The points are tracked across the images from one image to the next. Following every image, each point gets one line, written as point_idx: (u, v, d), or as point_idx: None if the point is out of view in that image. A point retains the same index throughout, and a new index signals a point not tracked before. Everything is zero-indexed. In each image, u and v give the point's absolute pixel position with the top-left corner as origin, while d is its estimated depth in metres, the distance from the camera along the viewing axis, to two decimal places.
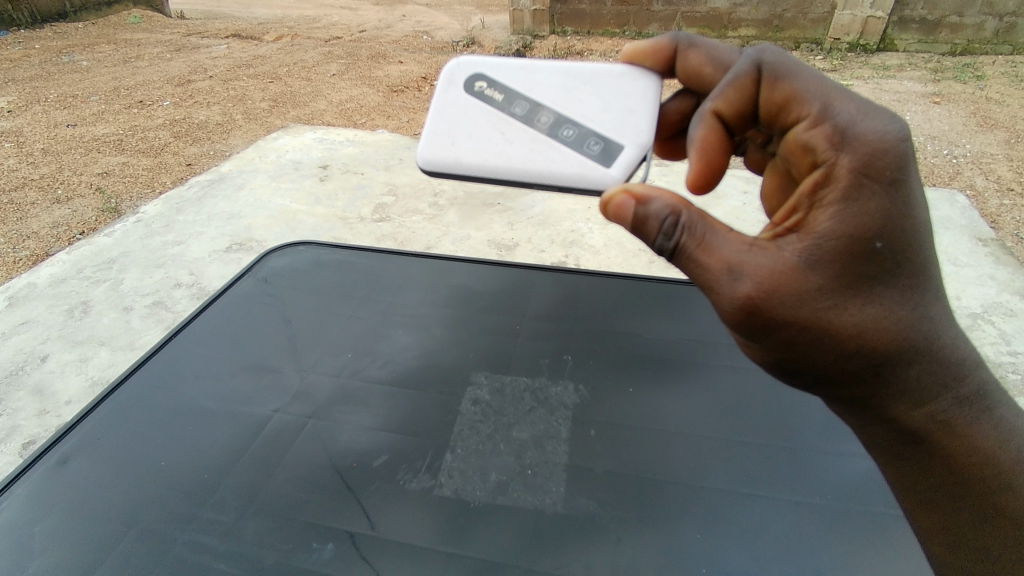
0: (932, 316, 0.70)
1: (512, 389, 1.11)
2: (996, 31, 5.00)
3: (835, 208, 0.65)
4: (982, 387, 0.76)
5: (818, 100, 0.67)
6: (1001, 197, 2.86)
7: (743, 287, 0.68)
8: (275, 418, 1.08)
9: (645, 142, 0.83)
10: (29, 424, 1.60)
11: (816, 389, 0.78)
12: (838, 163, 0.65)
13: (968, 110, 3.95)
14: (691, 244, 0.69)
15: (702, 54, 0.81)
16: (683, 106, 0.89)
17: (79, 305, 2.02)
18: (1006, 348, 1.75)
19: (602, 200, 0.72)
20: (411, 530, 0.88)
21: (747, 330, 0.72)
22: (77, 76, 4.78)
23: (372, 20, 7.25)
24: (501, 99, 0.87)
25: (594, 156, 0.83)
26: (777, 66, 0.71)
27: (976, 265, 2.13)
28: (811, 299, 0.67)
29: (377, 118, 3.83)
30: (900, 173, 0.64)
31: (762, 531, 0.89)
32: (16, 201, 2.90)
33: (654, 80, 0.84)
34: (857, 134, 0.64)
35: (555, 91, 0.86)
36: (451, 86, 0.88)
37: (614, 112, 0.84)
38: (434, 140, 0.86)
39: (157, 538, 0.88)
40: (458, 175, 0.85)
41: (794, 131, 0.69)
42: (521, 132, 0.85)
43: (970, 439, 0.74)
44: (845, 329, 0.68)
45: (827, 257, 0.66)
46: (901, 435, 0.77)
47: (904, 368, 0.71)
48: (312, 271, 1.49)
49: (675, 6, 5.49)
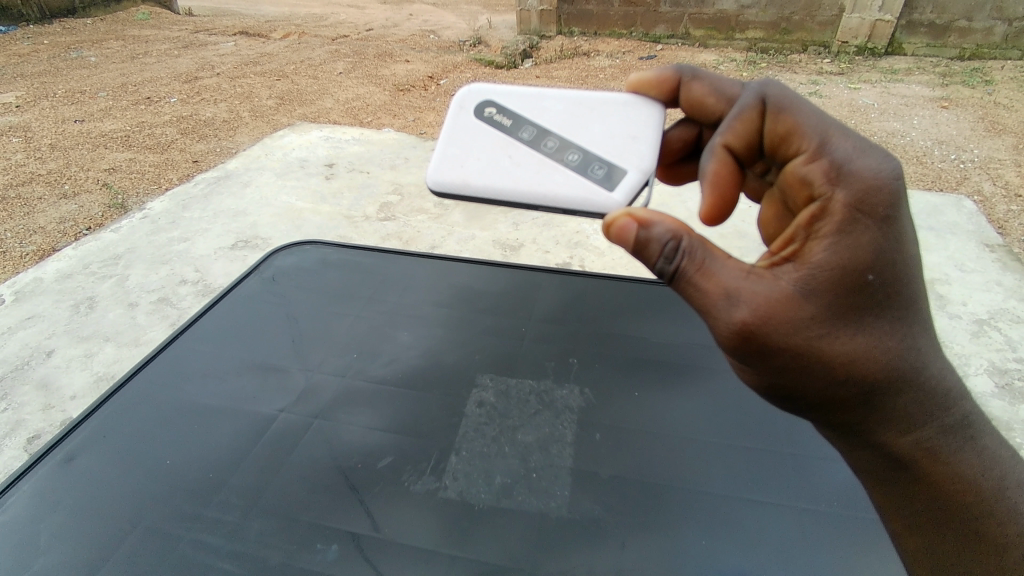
0: (919, 348, 0.71)
1: (517, 392, 1.10)
2: (1005, 36, 4.98)
3: (830, 241, 0.65)
4: (968, 416, 0.75)
5: (817, 134, 0.68)
6: (1009, 203, 2.84)
7: (739, 313, 0.67)
8: (281, 418, 1.08)
9: (647, 168, 0.83)
10: (34, 418, 1.61)
11: (804, 412, 0.78)
12: (833, 198, 0.65)
13: (977, 115, 3.94)
14: (691, 269, 0.68)
15: (705, 86, 0.80)
16: (685, 134, 0.89)
17: (85, 300, 2.03)
18: (1012, 356, 1.74)
19: (603, 222, 0.69)
20: (415, 533, 0.88)
21: (741, 353, 0.71)
22: (85, 72, 4.80)
23: (379, 18, 7.27)
24: (510, 126, 0.87)
25: (598, 180, 0.83)
26: (779, 101, 0.71)
27: (983, 271, 2.12)
28: (804, 326, 0.67)
29: (383, 116, 3.84)
30: (891, 211, 0.64)
31: (761, 539, 0.88)
32: (23, 195, 2.92)
33: (657, 108, 0.84)
34: (853, 171, 0.64)
35: (562, 118, 0.87)
36: (461, 111, 0.89)
37: (618, 138, 0.85)
38: (443, 162, 0.87)
39: (163, 536, 0.89)
40: (465, 197, 0.85)
41: (792, 164, 0.69)
42: (528, 156, 0.85)
43: (954, 467, 0.73)
44: (835, 357, 0.68)
45: (821, 288, 0.66)
46: (888, 460, 0.76)
47: (891, 396, 0.71)
48: (318, 270, 1.50)
49: (682, 7, 5.49)
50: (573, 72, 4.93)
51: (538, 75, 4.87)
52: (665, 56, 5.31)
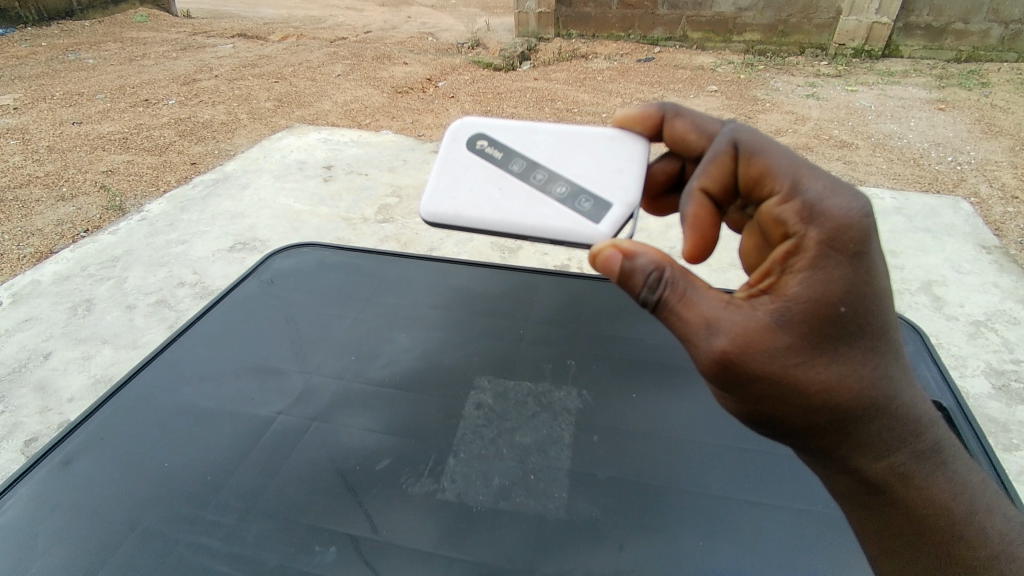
0: (890, 377, 0.71)
1: (515, 393, 1.11)
2: (1002, 38, 5.00)
3: (804, 275, 0.65)
4: (939, 441, 0.75)
5: (789, 176, 0.67)
6: (1005, 205, 2.85)
7: (719, 343, 0.67)
8: (279, 419, 1.08)
9: (632, 201, 0.86)
10: (31, 421, 1.60)
11: (782, 439, 0.77)
12: (806, 235, 0.65)
13: (974, 117, 3.95)
14: (673, 299, 0.68)
15: (687, 122, 0.81)
16: (668, 168, 0.89)
17: (82, 302, 2.02)
18: (1009, 357, 1.75)
19: (590, 253, 0.72)
20: (413, 535, 0.88)
21: (720, 381, 0.71)
22: (83, 74, 4.79)
23: (377, 21, 7.28)
24: (501, 158, 0.90)
25: (584, 213, 0.86)
26: (752, 145, 0.70)
27: (979, 273, 2.12)
28: (781, 356, 0.67)
29: (381, 118, 3.84)
30: (863, 246, 0.64)
31: (757, 544, 0.88)
32: (20, 198, 2.91)
33: (642, 144, 0.86)
34: (825, 210, 0.64)
35: (550, 151, 0.89)
36: (454, 143, 0.91)
37: (605, 172, 0.87)
38: (436, 193, 0.89)
39: (161, 539, 0.88)
40: (458, 227, 0.88)
41: (766, 206, 0.68)
42: (518, 190, 0.88)
43: (926, 493, 0.73)
44: (811, 385, 0.68)
45: (797, 319, 0.66)
46: (862, 485, 0.76)
47: (865, 423, 0.71)
48: (316, 271, 1.50)
49: (680, 10, 5.51)
50: (571, 74, 4.95)
51: (536, 77, 4.88)
52: (663, 58, 5.33)
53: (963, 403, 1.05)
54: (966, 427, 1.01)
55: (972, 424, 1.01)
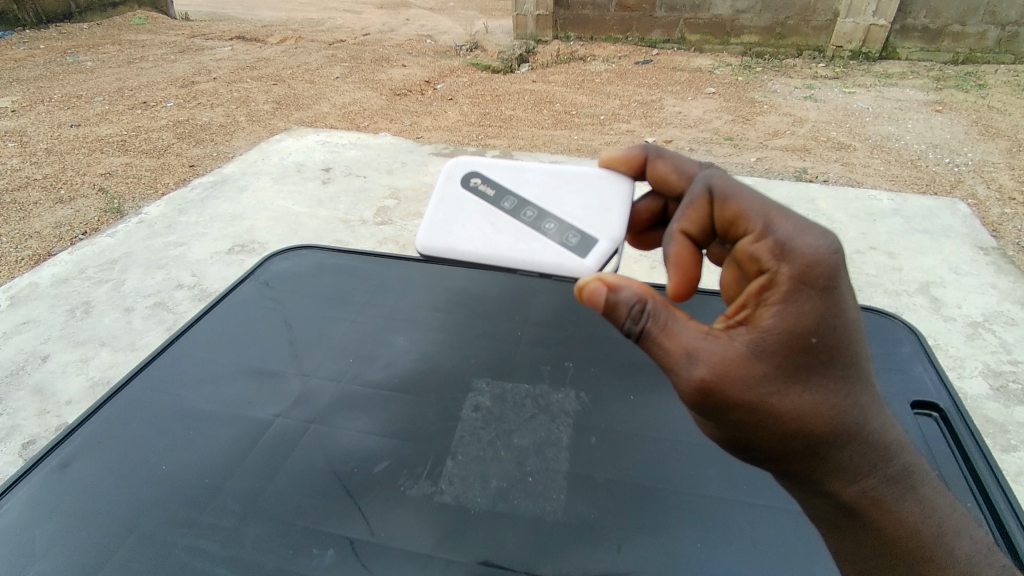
0: (861, 405, 0.71)
1: (513, 395, 1.11)
2: (998, 40, 5.03)
3: (778, 308, 0.65)
4: (910, 465, 0.76)
5: (761, 217, 0.67)
6: (1002, 206, 2.86)
7: (698, 372, 0.68)
8: (277, 422, 1.08)
9: (617, 236, 0.88)
10: (29, 424, 1.60)
11: (761, 465, 0.77)
12: (778, 271, 0.65)
13: (970, 119, 3.97)
14: (654, 329, 0.69)
15: (669, 163, 0.83)
16: (652, 206, 0.90)
17: (80, 305, 2.02)
18: (1007, 358, 1.75)
19: (576, 284, 0.71)
20: (412, 537, 0.88)
21: (700, 409, 0.72)
22: (81, 77, 4.80)
23: (376, 23, 7.28)
24: (493, 195, 0.93)
25: (571, 247, 0.88)
26: (726, 187, 0.70)
27: (977, 274, 2.13)
28: (757, 385, 0.67)
29: (379, 121, 3.85)
30: (833, 280, 0.64)
31: (759, 549, 0.88)
32: (18, 200, 2.91)
33: (626, 183, 0.90)
34: (796, 248, 0.64)
35: (540, 189, 0.93)
36: (450, 181, 0.95)
37: (591, 210, 0.90)
38: (431, 227, 0.92)
39: (158, 542, 0.88)
40: (451, 259, 0.91)
41: (741, 245, 0.68)
42: (508, 225, 0.91)
43: (898, 515, 0.74)
44: (786, 413, 0.68)
45: (772, 349, 0.66)
46: (837, 508, 0.76)
47: (838, 449, 0.71)
48: (314, 273, 1.50)
49: (678, 12, 5.53)
50: (569, 76, 4.96)
51: (535, 80, 4.89)
52: (661, 61, 5.35)
53: (960, 404, 1.05)
54: (963, 427, 1.01)
55: (968, 424, 1.01)
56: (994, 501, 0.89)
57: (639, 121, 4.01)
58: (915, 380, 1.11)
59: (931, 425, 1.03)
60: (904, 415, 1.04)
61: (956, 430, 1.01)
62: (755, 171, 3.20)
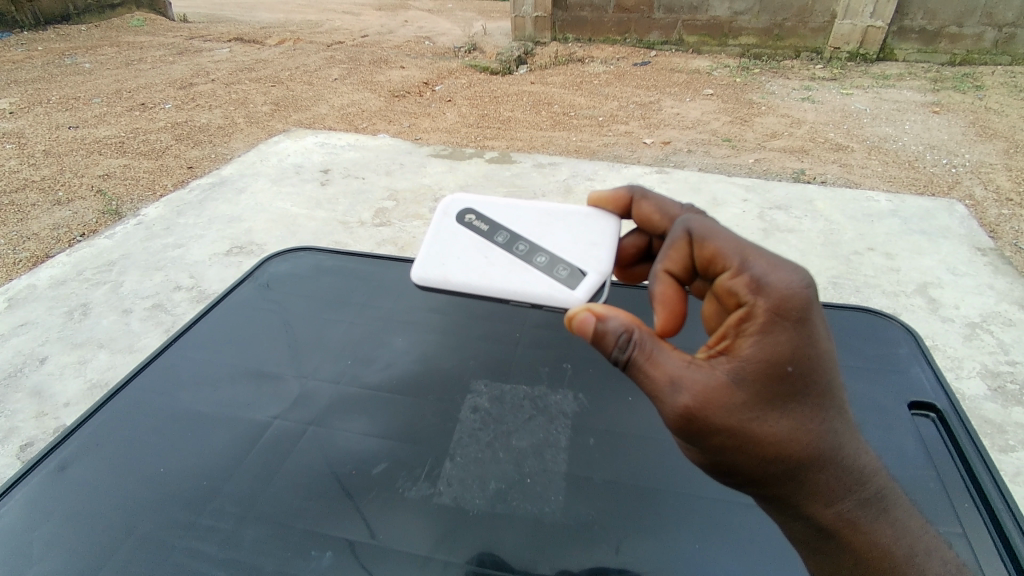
0: (836, 430, 0.72)
1: (512, 397, 1.11)
2: (995, 42, 5.04)
3: (756, 340, 0.65)
4: (882, 488, 0.76)
5: (737, 254, 0.67)
6: (999, 206, 2.87)
7: (682, 400, 0.67)
8: (275, 424, 1.08)
9: (605, 270, 0.91)
10: (27, 426, 1.60)
11: (743, 490, 0.77)
12: (755, 304, 0.65)
13: (967, 120, 3.98)
14: (640, 358, 0.68)
15: (653, 205, 0.88)
16: (638, 242, 0.96)
17: (78, 307, 2.02)
18: (1005, 358, 1.75)
19: (565, 315, 0.73)
20: (410, 539, 0.88)
21: (683, 435, 0.71)
22: (79, 78, 4.79)
23: (374, 25, 7.29)
24: (487, 230, 0.95)
25: (562, 280, 0.90)
26: (704, 226, 0.71)
27: (974, 274, 2.13)
28: (737, 411, 0.67)
29: (378, 122, 3.85)
30: (807, 312, 0.65)
31: (755, 554, 0.87)
32: (16, 202, 2.90)
33: (613, 222, 0.94)
34: (771, 284, 0.64)
35: (532, 225, 0.96)
36: (445, 217, 0.97)
37: (581, 245, 0.93)
38: (426, 259, 0.93)
39: (157, 544, 0.88)
40: (445, 290, 0.91)
41: (719, 281, 0.68)
42: (502, 258, 0.92)
43: (870, 536, 0.74)
44: (766, 439, 0.69)
45: (751, 378, 0.67)
46: (814, 530, 0.76)
47: (815, 473, 0.72)
48: (313, 276, 1.50)
49: (676, 14, 5.54)
50: (567, 78, 4.96)
51: (533, 81, 4.90)
52: (659, 62, 5.36)
53: (957, 403, 1.05)
54: (960, 426, 1.01)
55: (965, 422, 1.01)
56: (990, 501, 0.90)
57: (638, 123, 4.02)
58: (910, 381, 1.12)
59: (928, 425, 1.03)
60: (901, 415, 1.05)
61: (953, 430, 1.01)
62: (753, 172, 3.21)
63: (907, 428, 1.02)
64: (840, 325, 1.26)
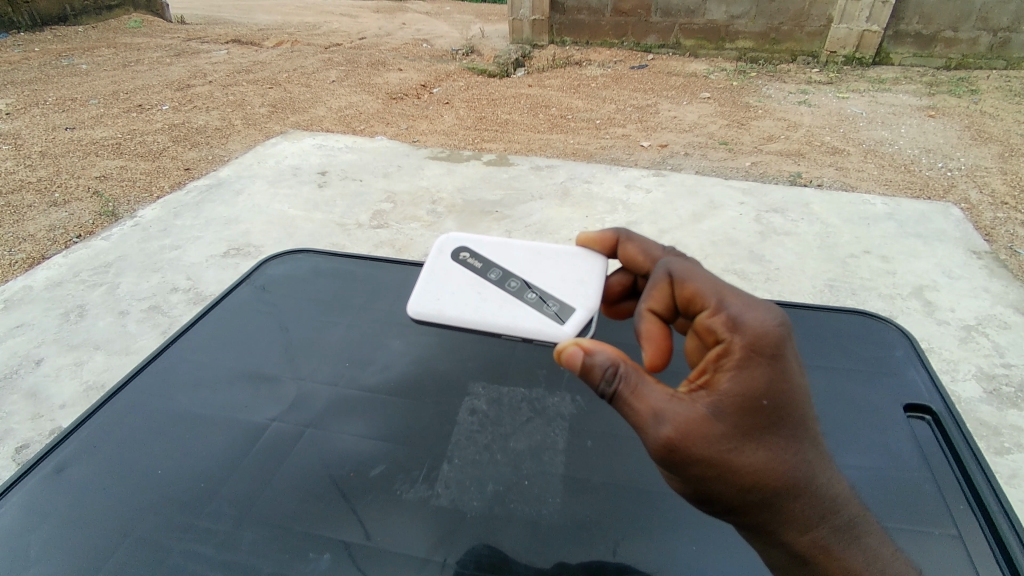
0: (810, 462, 0.72)
1: (509, 400, 1.11)
2: (991, 46, 5.07)
3: (733, 375, 0.66)
4: (856, 516, 0.76)
5: (714, 294, 0.68)
6: (995, 210, 2.88)
7: (664, 432, 0.67)
8: (272, 427, 1.07)
9: (593, 307, 0.92)
10: (22, 428, 1.59)
11: (723, 517, 0.77)
12: (731, 341, 0.66)
13: (963, 124, 4.00)
14: (625, 392, 0.69)
15: (637, 246, 0.89)
16: (623, 280, 0.96)
17: (75, 308, 2.02)
18: (1000, 361, 1.76)
19: (554, 349, 0.72)
20: (407, 541, 0.88)
21: (665, 465, 0.71)
22: (76, 79, 4.78)
23: (372, 27, 7.30)
24: (480, 267, 0.96)
25: (551, 315, 0.90)
26: (685, 268, 0.72)
27: (969, 277, 2.14)
28: (717, 443, 0.67)
29: (376, 124, 3.86)
30: (782, 349, 0.66)
31: (750, 560, 0.87)
32: (13, 203, 2.89)
33: (600, 261, 0.96)
34: (746, 322, 0.65)
35: (523, 263, 0.97)
36: (440, 254, 0.98)
37: (570, 282, 0.94)
38: (421, 293, 0.93)
39: (153, 546, 0.88)
40: (440, 325, 0.91)
41: (699, 320, 0.69)
42: (494, 294, 0.93)
43: (847, 563, 0.73)
44: (744, 470, 0.68)
45: (731, 410, 0.67)
46: (791, 557, 0.75)
47: (790, 502, 0.72)
48: (310, 278, 1.50)
49: (673, 18, 5.56)
50: (565, 81, 4.98)
51: (531, 84, 4.91)
52: (656, 66, 5.37)
53: (952, 405, 1.05)
54: (955, 428, 1.01)
55: (960, 425, 1.01)
56: (984, 501, 0.90)
57: (635, 126, 4.03)
58: (907, 384, 1.12)
59: (923, 428, 1.04)
60: (896, 418, 1.05)
61: (948, 432, 1.01)
62: (750, 175, 3.22)
63: (901, 432, 1.03)
64: (837, 328, 1.27)
